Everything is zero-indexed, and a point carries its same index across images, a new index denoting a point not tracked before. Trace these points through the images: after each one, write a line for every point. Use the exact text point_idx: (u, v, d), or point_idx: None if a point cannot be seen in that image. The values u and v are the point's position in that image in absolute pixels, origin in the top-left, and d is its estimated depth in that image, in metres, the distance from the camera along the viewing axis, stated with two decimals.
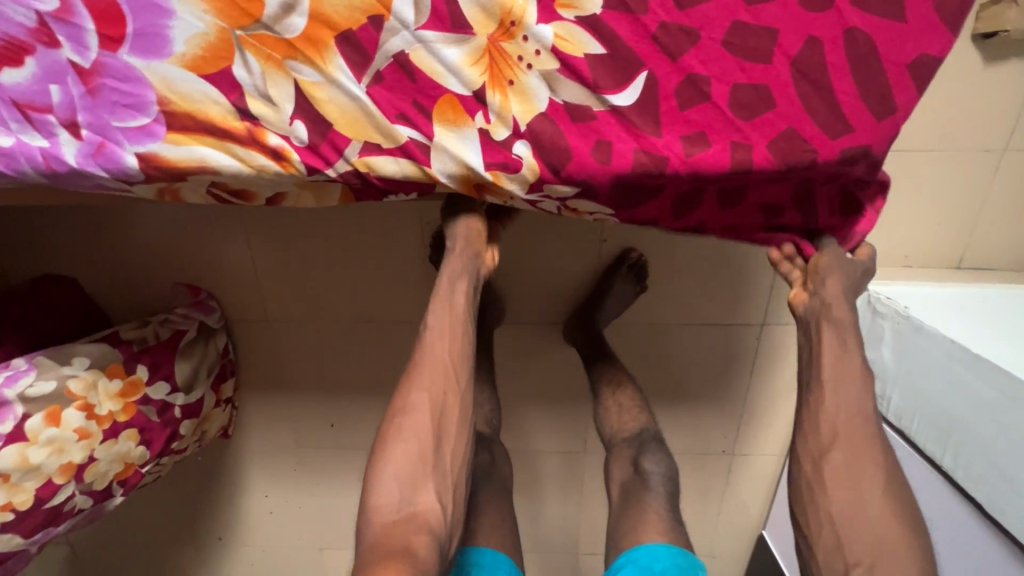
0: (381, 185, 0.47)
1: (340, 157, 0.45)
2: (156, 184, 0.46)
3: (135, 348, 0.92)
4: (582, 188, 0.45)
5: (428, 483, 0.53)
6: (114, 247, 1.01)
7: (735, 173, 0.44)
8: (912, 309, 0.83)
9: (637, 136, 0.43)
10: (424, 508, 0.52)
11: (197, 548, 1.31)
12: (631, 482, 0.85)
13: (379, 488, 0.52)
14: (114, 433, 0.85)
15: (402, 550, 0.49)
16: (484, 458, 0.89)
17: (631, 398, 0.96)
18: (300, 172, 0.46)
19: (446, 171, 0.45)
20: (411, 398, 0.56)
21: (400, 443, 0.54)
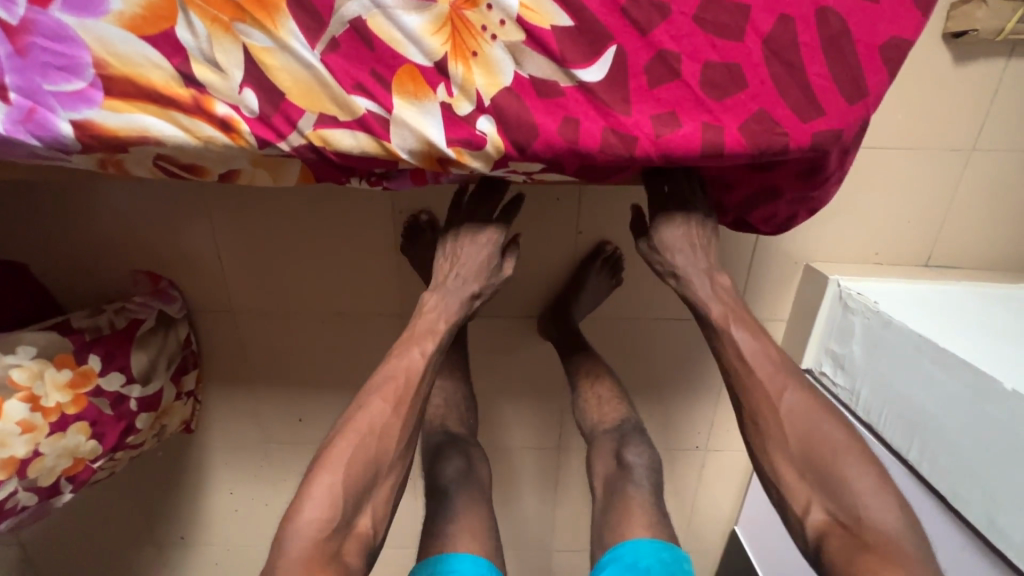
0: (339, 161, 0.45)
1: (294, 129, 0.43)
2: (94, 155, 0.43)
3: (87, 337, 0.87)
4: (549, 163, 0.44)
5: (368, 504, 0.56)
6: (65, 231, 0.95)
7: (706, 155, 0.43)
8: (881, 303, 0.84)
9: (606, 114, 0.42)
10: (361, 527, 0.55)
11: (157, 548, 1.26)
12: (614, 480, 0.84)
13: (311, 499, 0.53)
14: (61, 426, 0.81)
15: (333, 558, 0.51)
16: (460, 464, 0.86)
17: (609, 389, 0.95)
18: (251, 144, 0.43)
19: (407, 146, 0.43)
20: (371, 412, 0.58)
21: (347, 456, 0.55)
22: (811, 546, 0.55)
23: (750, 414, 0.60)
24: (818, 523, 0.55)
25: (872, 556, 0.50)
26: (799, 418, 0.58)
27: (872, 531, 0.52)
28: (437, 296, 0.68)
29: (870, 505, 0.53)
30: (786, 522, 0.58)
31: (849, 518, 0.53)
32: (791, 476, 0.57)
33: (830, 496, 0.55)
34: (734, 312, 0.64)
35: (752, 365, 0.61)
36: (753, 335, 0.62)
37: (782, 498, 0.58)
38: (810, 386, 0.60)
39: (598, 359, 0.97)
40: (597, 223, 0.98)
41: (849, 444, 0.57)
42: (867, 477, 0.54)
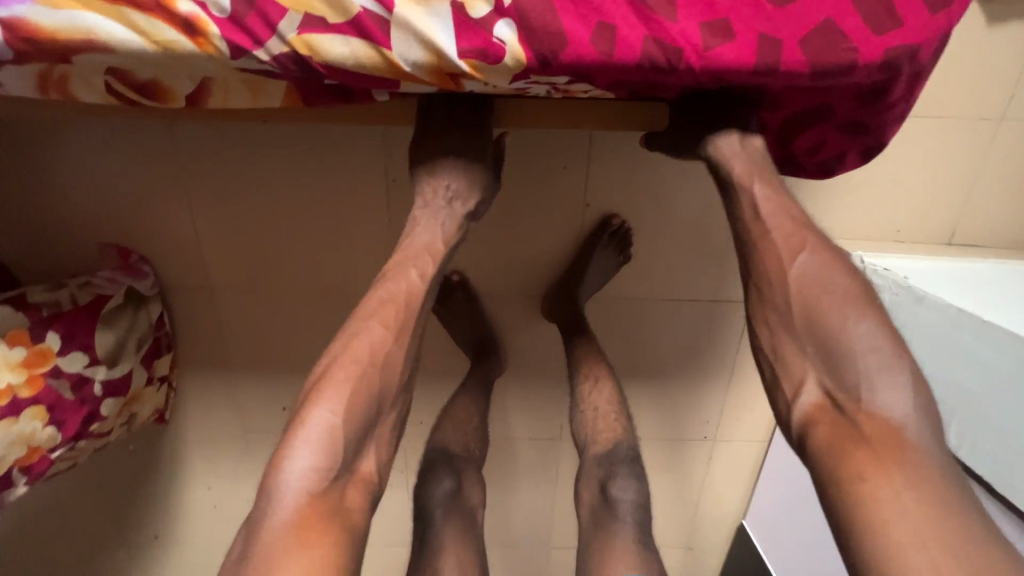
0: (329, 74, 0.40)
1: (274, 34, 0.38)
2: (30, 62, 0.39)
3: (44, 312, 0.79)
4: (577, 78, 0.39)
5: (369, 446, 0.49)
6: (24, 198, 0.87)
7: (759, 75, 0.37)
8: (912, 279, 0.79)
9: (649, 21, 0.36)
10: (363, 474, 0.48)
11: (127, 548, 1.18)
12: (600, 515, 0.76)
13: (305, 444, 0.45)
14: (14, 410, 0.72)
15: (338, 510, 0.45)
16: (449, 484, 0.80)
17: (607, 399, 0.86)
18: (220, 52, 0.38)
19: (411, 56, 0.38)
20: (366, 336, 0.51)
21: (343, 388, 0.48)
22: (795, 432, 0.48)
23: (755, 281, 0.52)
24: (808, 409, 0.47)
25: (866, 451, 0.42)
26: (809, 283, 0.49)
27: (871, 420, 0.43)
28: (429, 214, 0.59)
29: (877, 389, 0.44)
30: (773, 404, 0.50)
31: (849, 400, 0.45)
32: (788, 347, 0.49)
33: (831, 374, 0.46)
34: (760, 170, 0.54)
35: (766, 222, 0.52)
36: (776, 195, 0.53)
37: (775, 375, 0.50)
38: (829, 244, 0.51)
39: (598, 358, 0.90)
40: (605, 196, 0.92)
41: (866, 311, 0.47)
42: (881, 348, 0.45)
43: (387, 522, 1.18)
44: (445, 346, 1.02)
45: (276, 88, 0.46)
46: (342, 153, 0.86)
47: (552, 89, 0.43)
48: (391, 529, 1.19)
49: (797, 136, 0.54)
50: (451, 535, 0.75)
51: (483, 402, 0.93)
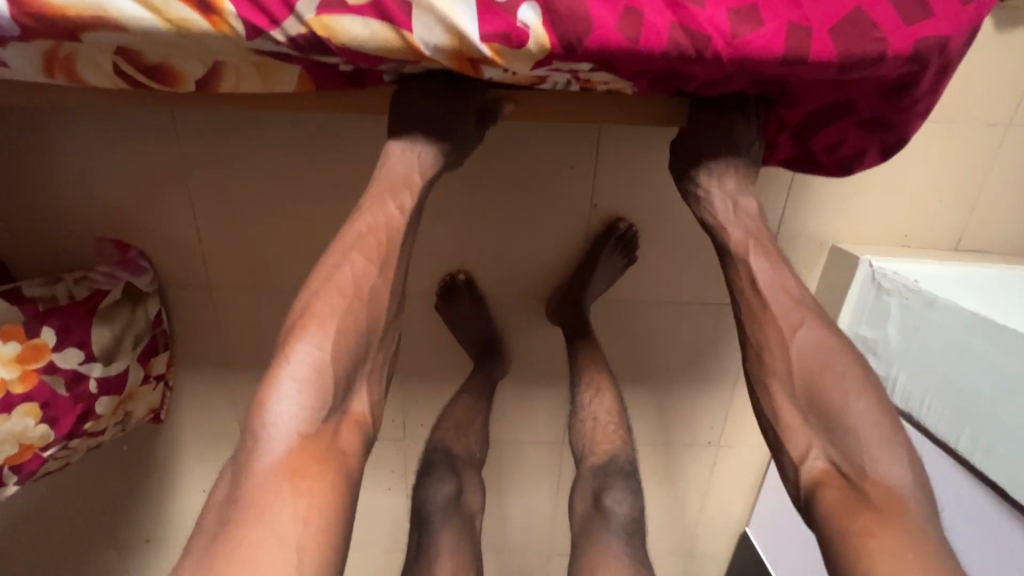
0: (346, 56, 0.39)
1: (292, 14, 0.37)
2: (37, 41, 0.38)
3: (40, 307, 0.77)
4: (600, 65, 0.38)
5: (360, 385, 0.50)
6: (21, 191, 0.85)
7: (788, 64, 0.37)
8: (921, 283, 0.78)
9: (676, 7, 0.36)
10: (355, 414, 0.49)
11: (120, 551, 1.15)
12: (591, 517, 0.74)
13: (291, 381, 0.45)
14: (6, 407, 0.71)
15: (330, 448, 0.46)
16: (449, 487, 0.78)
17: (607, 411, 0.85)
18: (237, 32, 0.38)
19: (432, 39, 0.37)
20: (345, 272, 0.51)
21: (329, 326, 0.48)
22: (802, 496, 0.49)
23: (755, 347, 0.53)
24: (816, 473, 0.48)
25: (871, 516, 0.44)
26: (810, 357, 0.50)
27: (876, 487, 0.45)
28: (408, 147, 0.57)
29: (880, 460, 0.46)
30: (780, 467, 0.51)
31: (854, 470, 0.46)
32: (791, 416, 0.50)
33: (834, 445, 0.48)
34: (756, 241, 0.55)
35: (765, 297, 0.53)
36: (774, 267, 0.54)
37: (779, 442, 0.51)
38: (828, 321, 0.52)
39: (598, 363, 0.88)
40: (612, 197, 0.91)
41: (863, 385, 0.49)
42: (880, 425, 0.47)
43: (385, 527, 1.16)
44: (448, 347, 1.01)
45: (291, 72, 0.47)
46: (346, 150, 0.85)
47: (573, 78, 0.42)
48: (389, 534, 1.17)
49: (816, 134, 0.53)
50: (452, 539, 0.74)
51: (482, 401, 0.92)
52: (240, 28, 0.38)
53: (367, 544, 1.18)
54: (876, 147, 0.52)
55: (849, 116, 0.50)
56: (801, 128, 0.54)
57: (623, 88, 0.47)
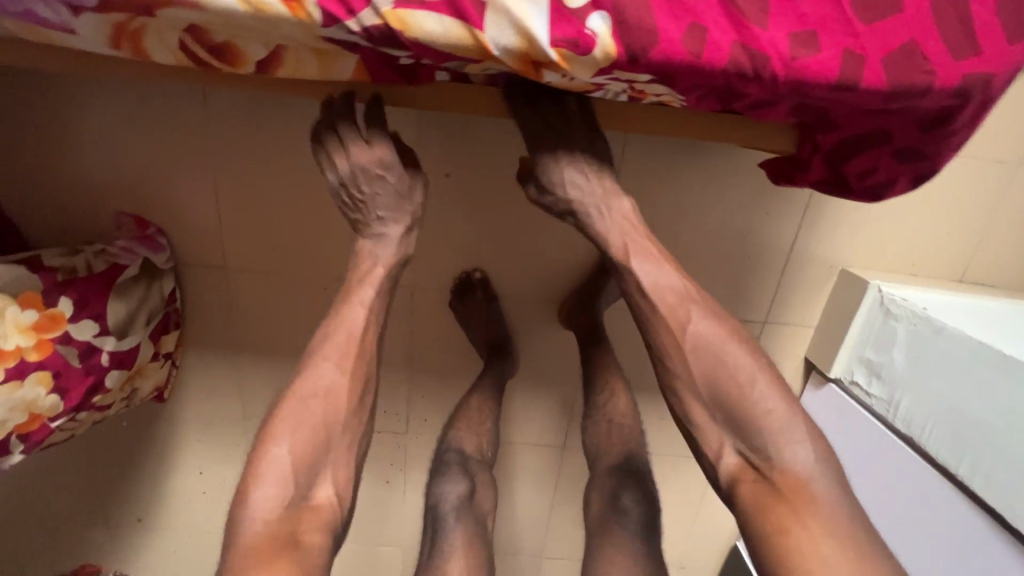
0: (415, 49, 0.40)
1: (369, 6, 0.38)
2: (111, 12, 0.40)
3: (59, 278, 0.77)
4: (658, 77, 0.40)
5: (324, 474, 0.57)
6: (45, 160, 0.85)
7: (839, 89, 0.39)
8: (930, 310, 0.80)
9: (740, 26, 0.38)
10: (321, 500, 0.57)
11: (111, 527, 1.15)
12: (609, 517, 0.77)
13: (264, 478, 0.55)
14: (19, 373, 0.70)
15: (289, 537, 0.53)
16: (461, 488, 0.81)
17: (624, 413, 0.86)
18: (313, 19, 0.39)
19: (502, 40, 0.39)
20: (318, 377, 0.59)
21: (296, 428, 0.57)
22: (724, 487, 0.56)
23: (661, 357, 0.58)
24: (732, 468, 0.55)
25: (784, 506, 0.51)
26: (707, 358, 0.55)
27: (783, 475, 0.52)
28: (371, 242, 0.66)
29: (782, 447, 0.53)
30: (701, 465, 0.57)
31: (761, 461, 0.53)
32: (702, 418, 0.56)
33: (743, 440, 0.54)
34: (635, 241, 0.59)
35: (654, 301, 0.58)
36: (656, 267, 0.58)
37: (696, 441, 0.57)
38: (720, 313, 0.58)
39: (613, 368, 0.90)
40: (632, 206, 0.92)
41: (761, 377, 0.55)
42: (777, 411, 0.53)
43: (380, 521, 1.16)
44: (458, 344, 1.01)
45: (348, 63, 0.49)
46: None
47: (627, 88, 0.44)
48: (383, 527, 1.17)
49: (848, 160, 0.54)
50: (460, 540, 0.75)
51: (495, 399, 0.92)
52: (315, 14, 0.39)
53: (361, 538, 1.18)
54: (910, 173, 0.52)
55: (885, 143, 0.50)
56: (834, 152, 0.54)
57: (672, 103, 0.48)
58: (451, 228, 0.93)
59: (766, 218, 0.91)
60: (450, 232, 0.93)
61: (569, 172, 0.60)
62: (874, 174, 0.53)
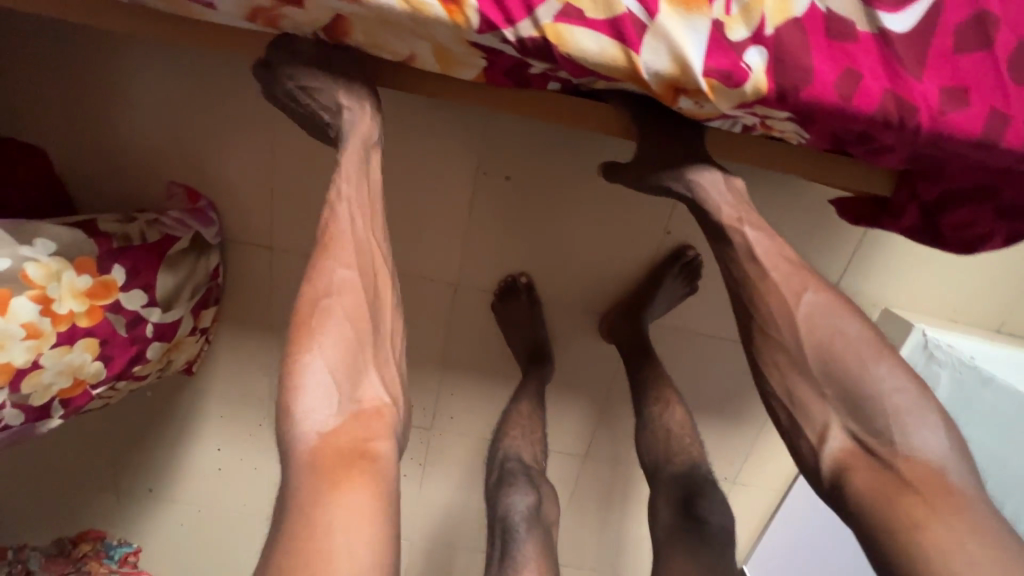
0: (564, 62, 0.46)
1: (530, 17, 0.44)
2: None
3: (114, 244, 0.76)
4: (797, 113, 0.46)
5: (370, 374, 0.51)
6: (101, 123, 0.83)
7: (975, 145, 0.45)
8: (976, 360, 0.81)
9: (893, 77, 0.44)
10: (371, 405, 0.49)
11: (121, 495, 1.14)
12: (683, 534, 0.75)
13: (307, 387, 0.47)
14: (69, 338, 0.69)
15: (357, 448, 0.46)
16: (530, 500, 0.80)
17: (681, 422, 0.86)
18: (470, 24, 0.45)
19: (655, 65, 0.45)
20: (330, 277, 0.53)
21: (333, 336, 0.50)
22: (825, 481, 0.47)
23: (762, 326, 0.52)
24: (838, 454, 0.47)
25: (917, 501, 0.42)
26: (821, 322, 0.50)
27: (909, 463, 0.44)
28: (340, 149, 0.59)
29: (910, 431, 0.45)
30: (795, 450, 0.49)
31: (882, 445, 0.45)
32: (808, 395, 0.48)
33: (856, 418, 0.46)
34: (746, 213, 0.56)
35: (765, 267, 0.53)
36: (767, 235, 0.55)
37: (795, 425, 0.49)
38: (832, 287, 0.52)
39: (666, 381, 0.89)
40: (686, 226, 0.92)
41: (881, 351, 0.48)
42: (907, 389, 0.46)
43: None
44: (495, 346, 1.01)
45: (468, 69, 0.52)
46: (438, 139, 0.84)
47: (757, 121, 0.50)
48: (395, 519, 1.17)
49: (945, 213, 0.56)
50: (526, 548, 0.74)
51: (541, 405, 0.94)
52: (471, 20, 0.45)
53: None
54: (1008, 229, 0.55)
55: (989, 200, 0.53)
56: (934, 203, 0.57)
57: (791, 139, 0.53)
58: (504, 229, 0.92)
59: (816, 251, 0.90)
60: (502, 234, 0.92)
61: (703, 173, 0.58)
62: (972, 230, 0.56)
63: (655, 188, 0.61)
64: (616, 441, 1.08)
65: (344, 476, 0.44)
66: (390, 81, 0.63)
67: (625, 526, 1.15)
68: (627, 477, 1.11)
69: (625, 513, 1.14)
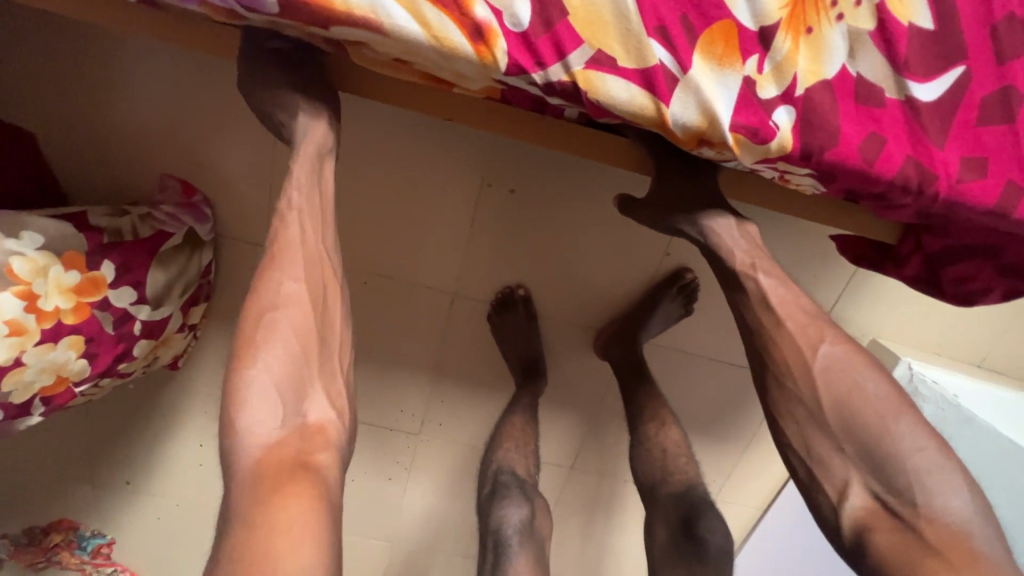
0: (592, 106, 0.48)
1: (560, 61, 0.46)
2: (292, 18, 0.45)
3: (105, 239, 0.74)
4: (818, 172, 0.50)
5: (316, 389, 0.48)
6: (92, 112, 0.80)
7: (993, 211, 0.49)
8: (959, 398, 0.83)
9: (918, 146, 0.48)
10: (316, 421, 0.47)
11: (97, 488, 1.12)
12: (678, 551, 0.79)
13: (247, 402, 0.44)
14: (54, 335, 0.67)
15: (302, 464, 0.44)
16: (522, 513, 0.80)
17: (678, 443, 0.86)
18: (497, 63, 0.46)
19: (684, 117, 0.47)
20: (277, 290, 0.49)
21: (279, 346, 0.47)
22: (847, 538, 0.47)
23: (777, 373, 0.52)
24: (859, 513, 0.47)
25: (938, 563, 0.43)
26: (838, 376, 0.50)
27: (934, 526, 0.44)
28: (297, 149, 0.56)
29: (933, 493, 0.45)
30: (813, 505, 0.50)
31: (903, 505, 0.46)
32: (825, 450, 0.49)
33: (877, 477, 0.47)
34: (759, 258, 0.57)
35: (780, 315, 0.54)
36: (780, 282, 0.55)
37: (814, 480, 0.50)
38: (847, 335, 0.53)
39: (662, 400, 0.90)
40: (687, 248, 0.92)
41: (902, 409, 0.49)
42: (929, 448, 0.47)
43: (376, 514, 1.15)
44: (489, 356, 1.01)
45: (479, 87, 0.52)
46: (445, 150, 0.83)
47: (778, 175, 0.53)
48: (378, 522, 1.16)
49: (947, 265, 0.60)
50: (518, 563, 0.75)
51: (534, 419, 0.93)
52: (498, 59, 0.46)
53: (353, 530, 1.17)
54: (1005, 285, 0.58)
55: (991, 258, 0.57)
56: (937, 256, 0.60)
57: (808, 190, 0.55)
58: (506, 241, 0.91)
59: (813, 282, 0.91)
60: (505, 246, 0.91)
61: (717, 219, 0.59)
62: (973, 283, 0.59)
63: (669, 228, 0.62)
64: (603, 455, 1.09)
65: (286, 489, 0.42)
66: (379, 94, 0.61)
67: (607, 537, 1.16)
68: (611, 490, 1.12)
69: (607, 524, 1.15)
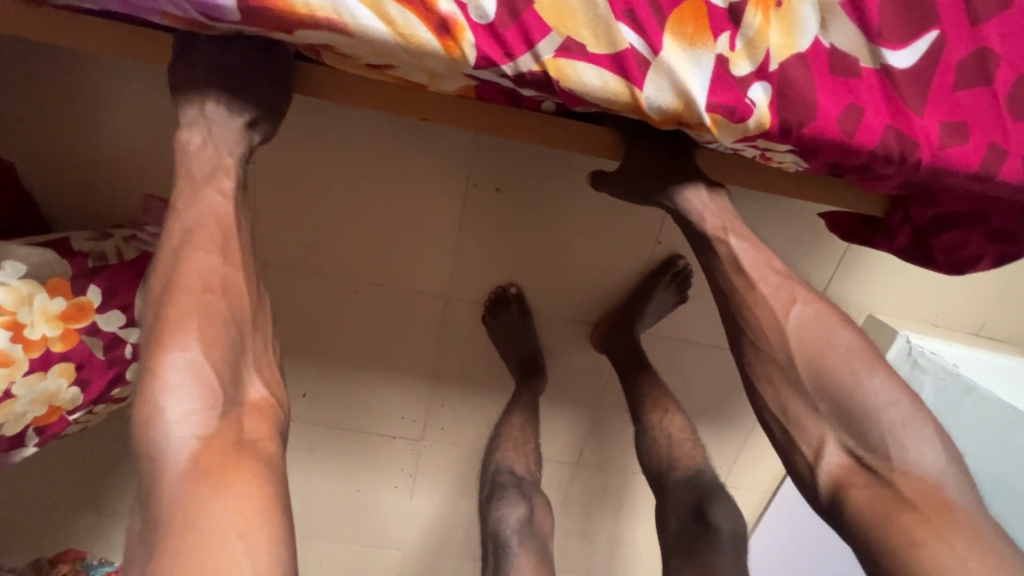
0: (566, 94, 0.47)
1: (530, 51, 0.45)
2: (256, 24, 0.44)
3: (89, 263, 0.72)
4: (798, 147, 0.49)
5: (249, 374, 0.49)
6: (68, 136, 0.79)
7: (978, 175, 0.49)
8: (959, 367, 0.84)
9: (898, 115, 0.48)
10: (253, 401, 0.48)
11: (102, 515, 1.11)
12: (693, 532, 0.77)
13: (172, 389, 0.43)
14: (43, 364, 0.66)
15: (240, 444, 0.44)
16: (521, 510, 0.80)
17: (680, 430, 0.86)
18: (466, 57, 0.45)
19: (660, 100, 0.47)
20: (196, 266, 0.49)
21: (207, 329, 0.46)
22: (824, 497, 0.47)
23: (753, 337, 0.52)
24: (835, 470, 0.47)
25: (912, 514, 0.43)
26: (810, 334, 0.50)
27: (907, 477, 0.45)
28: (200, 133, 0.55)
29: (907, 444, 0.46)
30: (791, 466, 0.50)
31: (878, 460, 0.46)
32: (800, 409, 0.49)
33: (852, 433, 0.47)
34: (732, 224, 0.57)
35: (752, 280, 0.54)
36: (752, 246, 0.56)
37: (790, 439, 0.50)
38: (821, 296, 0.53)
39: (662, 389, 0.90)
40: (677, 235, 0.92)
41: (874, 364, 0.49)
42: (901, 401, 0.47)
43: (385, 523, 1.15)
44: (486, 356, 1.00)
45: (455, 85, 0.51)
46: (426, 152, 0.83)
47: (759, 154, 0.53)
48: (386, 530, 1.15)
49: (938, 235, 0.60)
50: (521, 563, 0.75)
51: (533, 417, 0.93)
52: (467, 53, 0.45)
53: (362, 540, 1.16)
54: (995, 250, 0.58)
55: (980, 224, 0.57)
56: (926, 226, 0.60)
57: (790, 168, 0.55)
58: (496, 239, 0.90)
59: (805, 261, 0.91)
60: (494, 245, 0.91)
61: (689, 188, 0.59)
62: (964, 251, 0.59)
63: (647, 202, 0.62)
64: (608, 448, 1.08)
65: (227, 479, 0.41)
66: (354, 100, 0.60)
67: (618, 531, 1.16)
68: (618, 482, 1.12)
69: (617, 518, 1.15)
